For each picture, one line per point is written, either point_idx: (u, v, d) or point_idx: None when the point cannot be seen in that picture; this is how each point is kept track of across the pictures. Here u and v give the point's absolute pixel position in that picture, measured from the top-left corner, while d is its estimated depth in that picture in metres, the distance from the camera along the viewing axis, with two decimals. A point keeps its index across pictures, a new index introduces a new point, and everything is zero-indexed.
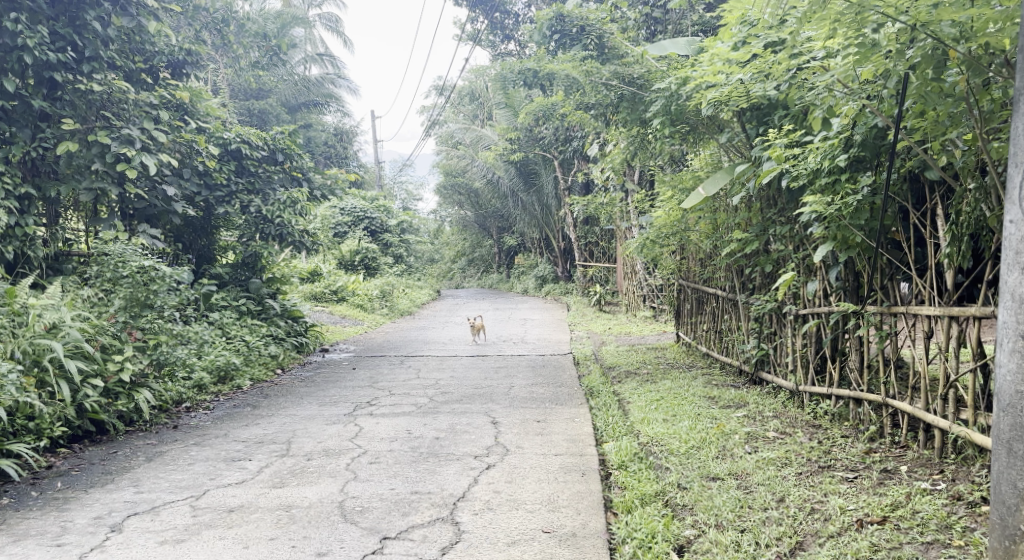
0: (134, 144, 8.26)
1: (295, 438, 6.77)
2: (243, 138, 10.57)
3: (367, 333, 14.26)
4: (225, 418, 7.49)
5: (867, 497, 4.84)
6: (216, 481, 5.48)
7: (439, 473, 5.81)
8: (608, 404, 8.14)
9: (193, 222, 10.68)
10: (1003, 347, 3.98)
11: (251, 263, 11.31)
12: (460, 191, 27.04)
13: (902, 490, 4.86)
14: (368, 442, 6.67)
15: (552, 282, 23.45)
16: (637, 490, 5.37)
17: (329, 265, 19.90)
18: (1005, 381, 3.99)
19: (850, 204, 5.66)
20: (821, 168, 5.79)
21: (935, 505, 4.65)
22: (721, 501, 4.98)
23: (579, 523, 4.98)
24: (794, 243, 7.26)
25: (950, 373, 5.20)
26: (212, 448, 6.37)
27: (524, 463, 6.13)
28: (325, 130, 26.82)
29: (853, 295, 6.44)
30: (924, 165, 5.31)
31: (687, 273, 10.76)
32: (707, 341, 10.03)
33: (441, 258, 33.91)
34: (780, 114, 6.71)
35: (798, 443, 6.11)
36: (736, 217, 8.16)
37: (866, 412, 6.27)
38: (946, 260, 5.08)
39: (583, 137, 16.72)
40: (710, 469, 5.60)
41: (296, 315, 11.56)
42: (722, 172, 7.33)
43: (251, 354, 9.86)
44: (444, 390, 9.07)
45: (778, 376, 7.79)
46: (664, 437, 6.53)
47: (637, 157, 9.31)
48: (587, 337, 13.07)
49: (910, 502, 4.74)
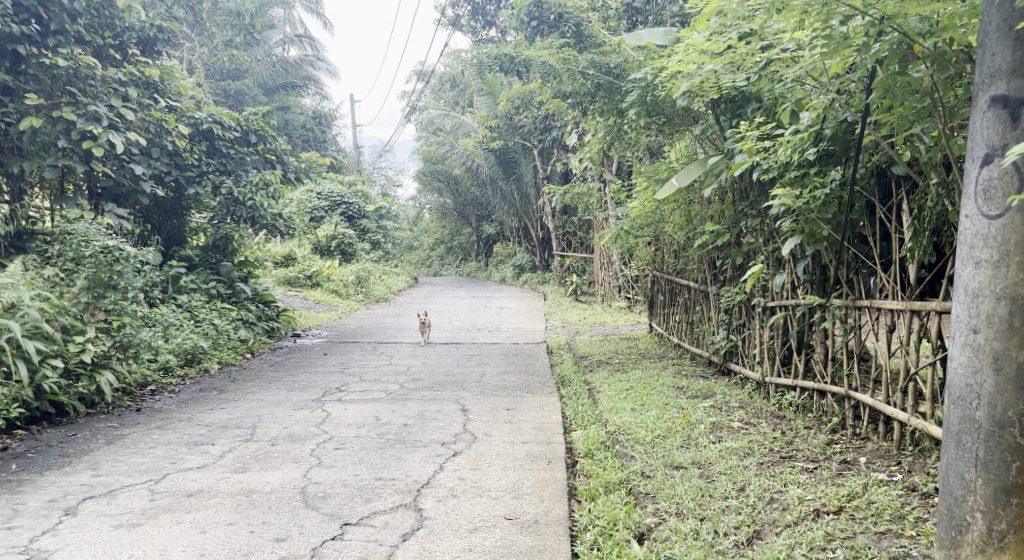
0: (101, 121, 8.24)
1: (260, 422, 6.74)
2: (215, 118, 10.55)
3: (341, 320, 14.23)
4: (190, 402, 7.49)
5: (825, 487, 4.86)
6: (177, 465, 5.45)
7: (404, 459, 5.81)
8: (578, 393, 8.18)
9: (164, 202, 10.63)
10: (955, 341, 4.03)
11: (222, 246, 11.28)
12: (440, 178, 26.98)
13: (859, 481, 4.88)
14: (334, 428, 6.66)
15: (529, 271, 23.47)
16: (602, 478, 5.41)
17: (303, 250, 19.84)
18: (955, 374, 4.03)
19: (818, 198, 5.70)
20: (791, 161, 5.81)
21: (890, 496, 4.68)
22: (682, 489, 5.02)
23: (542, 510, 4.98)
24: (764, 237, 7.32)
25: (910, 366, 5.25)
26: (175, 431, 6.34)
27: (490, 450, 6.14)
28: (303, 113, 26.70)
29: (819, 288, 6.50)
30: (891, 160, 5.34)
31: (661, 264, 10.79)
32: (679, 333, 10.07)
33: (420, 245, 33.85)
34: (753, 106, 6.72)
35: (762, 434, 6.18)
36: (709, 208, 8.21)
37: (830, 403, 6.38)
38: (909, 255, 5.12)
39: (563, 125, 16.72)
40: (674, 459, 5.64)
41: (268, 300, 11.62)
42: (696, 164, 7.36)
43: (219, 338, 9.87)
44: (416, 376, 9.09)
45: (746, 367, 7.91)
46: (631, 426, 6.58)
47: (614, 147, 9.35)
48: (562, 326, 13.10)
49: (867, 493, 4.76)
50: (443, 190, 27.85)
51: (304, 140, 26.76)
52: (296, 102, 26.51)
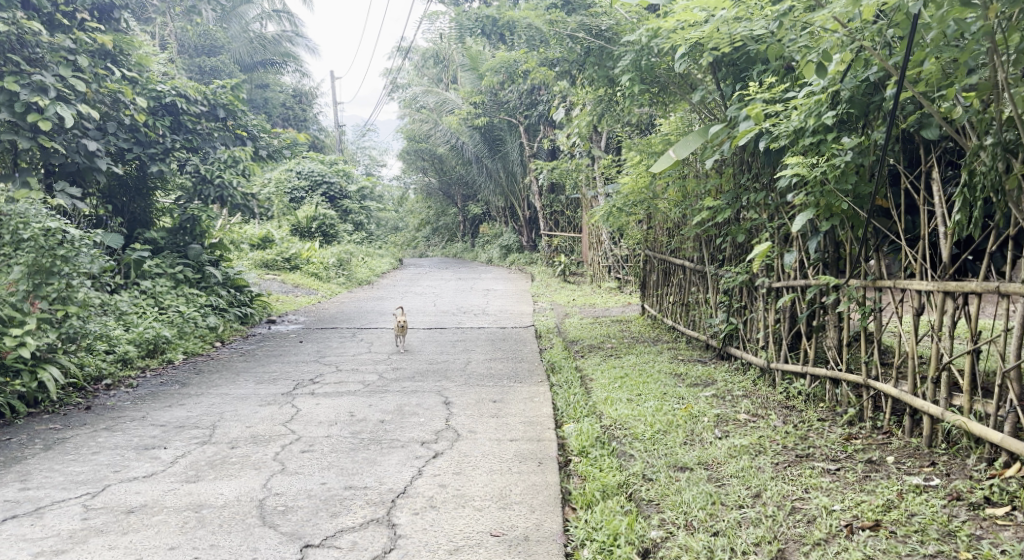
0: (47, 92, 7.73)
1: (221, 422, 6.19)
2: (179, 91, 9.91)
3: (321, 304, 13.60)
4: (145, 400, 7.00)
5: (854, 495, 4.29)
6: (120, 476, 4.89)
7: (379, 464, 5.22)
8: (569, 381, 7.62)
9: (126, 181, 10.07)
10: None
11: (191, 228, 10.69)
12: (424, 156, 26.26)
13: (892, 488, 4.31)
14: (303, 427, 6.07)
15: (516, 252, 22.89)
16: (599, 481, 4.91)
17: (281, 231, 19.19)
18: None
19: (837, 166, 5.03)
20: (805, 127, 5.17)
21: (933, 508, 4.12)
22: (690, 496, 4.45)
23: (532, 524, 4.42)
24: (769, 212, 6.75)
25: (943, 354, 4.66)
26: (125, 434, 5.81)
27: (475, 451, 5.55)
28: (283, 91, 26.02)
29: (833, 268, 5.90)
30: (923, 122, 4.73)
31: (654, 243, 10.20)
32: (674, 315, 9.49)
33: (405, 227, 33.14)
34: (760, 67, 6.12)
35: (772, 429, 5.63)
36: (709, 182, 7.60)
37: (845, 393, 5.82)
38: (954, 229, 4.50)
39: (549, 100, 16.09)
40: (677, 459, 5.08)
41: (240, 285, 11.07)
42: (695, 134, 6.73)
43: (185, 326, 9.35)
44: (395, 365, 8.51)
45: (747, 352, 7.37)
46: (629, 419, 6.01)
47: (605, 119, 8.77)
48: (550, 308, 12.54)
49: (903, 502, 4.19)
50: (428, 169, 27.14)
51: (284, 120, 26.05)
52: (276, 80, 25.76)
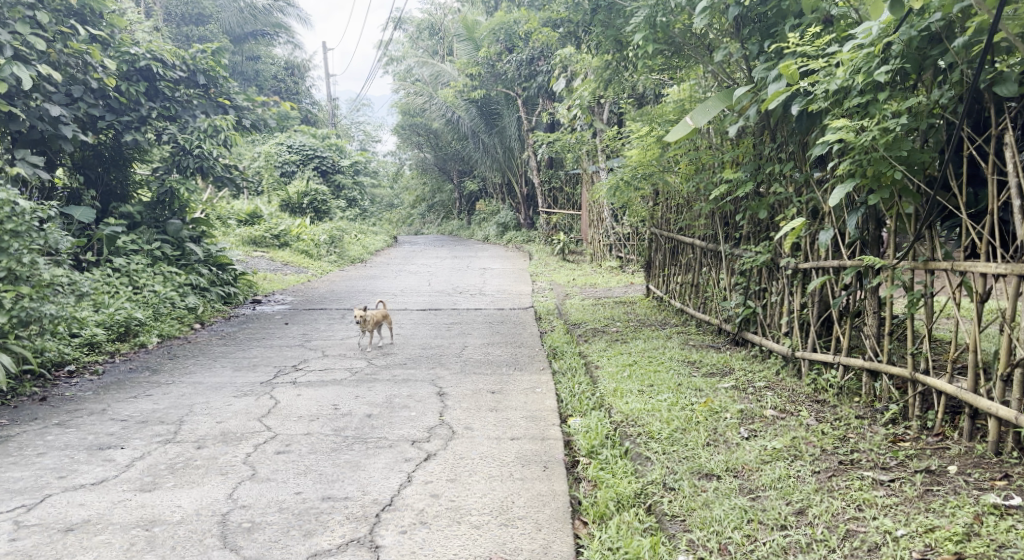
0: (3, 51, 7.32)
1: (189, 417, 5.59)
2: (155, 55, 9.24)
3: (310, 283, 12.95)
4: (109, 390, 6.46)
5: (922, 518, 3.74)
6: (65, 483, 4.32)
7: (363, 468, 4.59)
8: (573, 368, 7.00)
9: (101, 152, 9.49)
10: None
11: (169, 202, 10.04)
12: (419, 131, 25.53)
13: (968, 511, 3.74)
14: (279, 423, 5.44)
15: (513, 230, 22.24)
16: (613, 489, 4.33)
17: (270, 206, 18.51)
18: None
19: (889, 131, 4.34)
20: (851, 86, 4.49)
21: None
22: (721, 512, 3.89)
23: (538, 547, 3.84)
24: (797, 186, 6.12)
25: (1016, 348, 4.04)
26: (81, 430, 5.26)
27: (472, 452, 4.91)
28: (275, 63, 25.26)
29: (874, 247, 5.25)
30: (997, 78, 4.08)
31: (660, 221, 9.55)
32: (684, 297, 8.84)
33: (401, 204, 32.46)
34: (792, 22, 5.44)
35: (806, 428, 5.00)
36: (727, 153, 6.95)
37: (885, 387, 5.19)
38: None
39: (549, 71, 15.37)
40: (700, 464, 4.48)
41: (223, 263, 10.43)
42: (716, 99, 6.15)
43: (160, 306, 8.76)
44: (385, 350, 7.86)
45: (767, 338, 6.73)
46: (642, 415, 5.38)
47: (611, 87, 8.11)
48: (550, 288, 11.92)
49: (984, 530, 3.63)
50: (423, 144, 26.41)
51: (276, 92, 25.29)
52: (267, 51, 24.97)
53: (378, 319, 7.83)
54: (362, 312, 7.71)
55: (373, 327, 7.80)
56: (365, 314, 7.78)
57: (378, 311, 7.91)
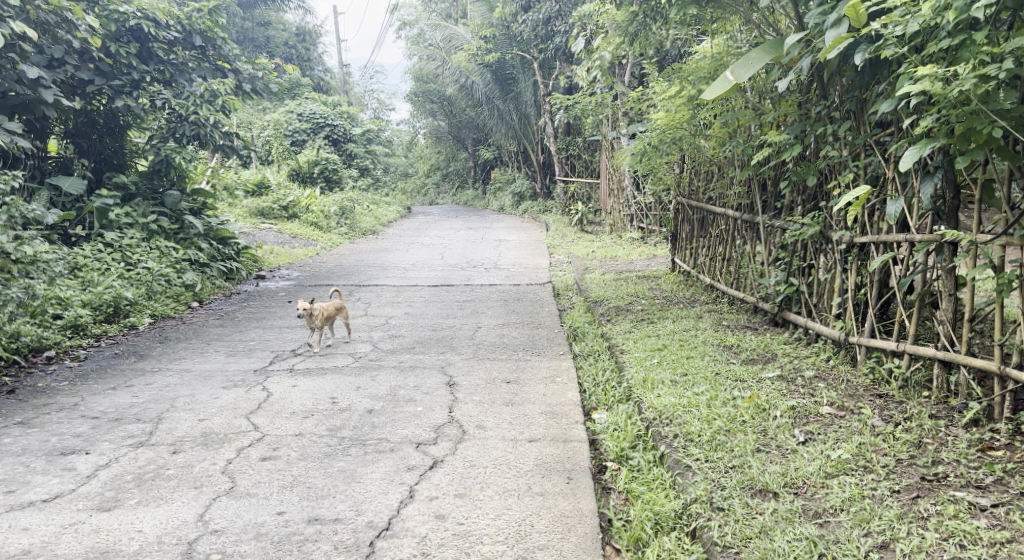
0: None
1: (168, 415, 4.95)
2: (147, 14, 8.52)
3: (318, 257, 12.28)
4: (87, 380, 5.84)
5: None
6: (17, 500, 3.75)
7: (360, 479, 3.98)
8: (597, 354, 6.32)
9: (94, 118, 8.85)
10: None
11: (165, 172, 9.38)
12: (432, 98, 24.75)
13: None
14: (268, 421, 4.80)
15: (530, 199, 21.50)
16: (649, 507, 3.80)
17: (279, 176, 17.81)
18: None
19: (988, 79, 3.70)
20: (942, 24, 3.83)
21: None
22: (784, 544, 3.44)
23: None
24: (853, 150, 5.40)
25: None
26: (44, 431, 4.65)
27: (484, 458, 4.27)
28: (286, 30, 24.56)
29: (953, 219, 4.57)
30: None
31: (687, 190, 8.80)
32: (714, 272, 8.11)
33: (416, 173, 31.69)
34: None
35: (872, 431, 4.32)
36: (767, 113, 6.20)
37: (964, 382, 4.50)
38: None
39: (565, 32, 14.58)
40: (752, 477, 3.86)
41: (224, 236, 9.77)
42: (761, 50, 5.42)
43: (154, 284, 8.14)
44: (393, 332, 7.21)
45: (812, 319, 6.01)
46: (678, 412, 4.64)
47: (636, 45, 7.36)
48: (569, 262, 11.23)
49: None
50: (436, 112, 25.62)
51: (287, 59, 24.54)
52: (278, 18, 24.26)
53: (328, 315, 6.63)
54: (308, 305, 6.50)
55: (322, 323, 6.60)
56: (312, 308, 6.57)
57: (330, 304, 6.70)
